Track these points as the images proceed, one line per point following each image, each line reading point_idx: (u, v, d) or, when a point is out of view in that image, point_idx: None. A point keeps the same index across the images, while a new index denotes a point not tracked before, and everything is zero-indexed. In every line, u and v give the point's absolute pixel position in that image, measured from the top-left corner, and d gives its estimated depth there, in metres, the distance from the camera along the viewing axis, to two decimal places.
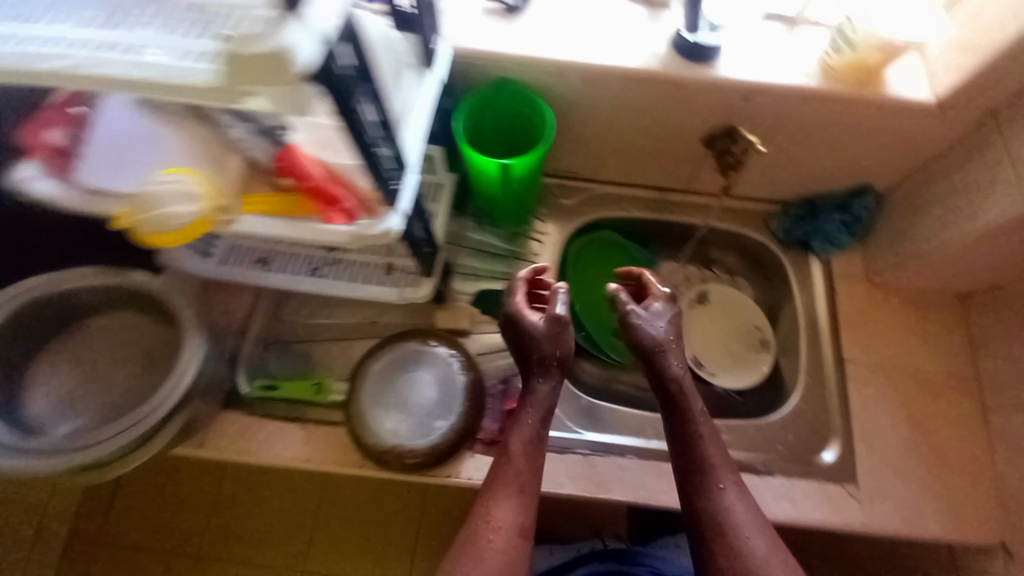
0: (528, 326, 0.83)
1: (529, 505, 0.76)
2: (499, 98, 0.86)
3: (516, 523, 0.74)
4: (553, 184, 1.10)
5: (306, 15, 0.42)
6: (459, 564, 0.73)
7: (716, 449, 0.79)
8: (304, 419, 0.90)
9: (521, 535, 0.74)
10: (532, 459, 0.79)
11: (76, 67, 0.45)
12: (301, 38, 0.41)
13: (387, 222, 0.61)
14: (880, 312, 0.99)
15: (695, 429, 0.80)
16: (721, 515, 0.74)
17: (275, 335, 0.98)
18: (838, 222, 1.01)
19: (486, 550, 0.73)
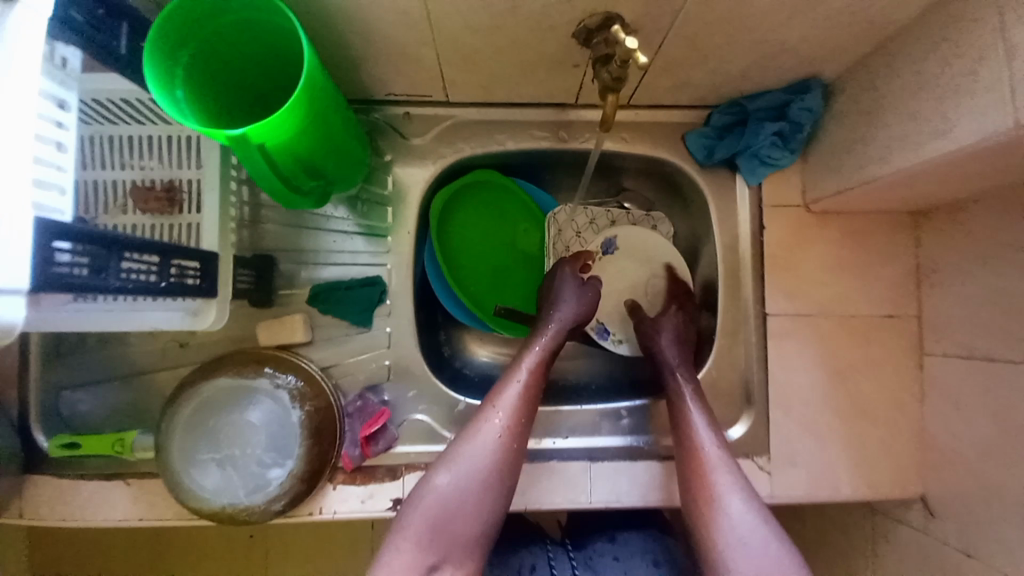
0: (562, 287, 0.79)
1: (532, 407, 0.70)
2: (221, 9, 0.52)
3: (517, 422, 0.67)
4: (394, 115, 0.79)
5: None
6: (450, 460, 0.65)
7: (705, 426, 0.71)
8: (126, 474, 0.75)
9: (519, 439, 0.67)
10: (525, 420, 0.69)
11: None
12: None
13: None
14: (814, 247, 0.80)
15: (684, 408, 0.73)
16: (707, 480, 0.66)
17: (62, 380, 0.77)
18: (772, 134, 0.76)
19: (481, 446, 0.65)
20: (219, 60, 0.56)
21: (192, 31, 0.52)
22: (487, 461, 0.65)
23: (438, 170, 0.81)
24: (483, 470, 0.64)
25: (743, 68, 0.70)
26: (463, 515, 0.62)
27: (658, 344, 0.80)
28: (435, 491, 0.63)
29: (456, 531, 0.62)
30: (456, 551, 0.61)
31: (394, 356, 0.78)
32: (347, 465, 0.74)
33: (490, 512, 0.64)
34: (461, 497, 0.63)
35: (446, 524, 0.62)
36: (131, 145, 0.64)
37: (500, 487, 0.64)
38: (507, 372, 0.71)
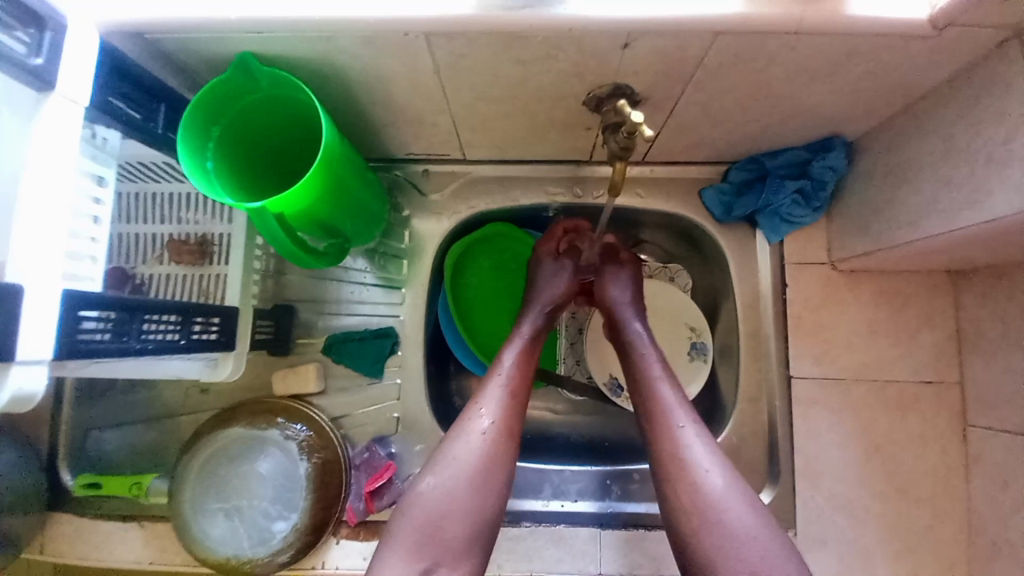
0: (541, 272, 0.75)
1: (522, 405, 0.64)
2: (250, 87, 0.56)
3: (506, 423, 0.62)
4: (416, 171, 0.82)
5: None
6: (436, 462, 0.60)
7: (672, 390, 0.63)
8: (141, 517, 0.77)
9: (510, 440, 0.61)
10: (517, 410, 0.64)
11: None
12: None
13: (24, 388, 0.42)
14: (840, 307, 0.77)
15: (647, 372, 0.65)
16: (675, 447, 0.59)
17: (91, 421, 0.81)
18: (793, 194, 0.75)
19: (468, 450, 0.60)
20: (247, 131, 0.60)
21: (223, 107, 0.56)
22: (476, 464, 0.59)
23: (453, 224, 0.83)
24: (470, 473, 0.59)
25: (759, 129, 0.69)
26: (453, 520, 0.57)
27: (609, 299, 0.74)
28: (422, 497, 0.58)
29: (446, 535, 0.56)
30: (449, 557, 0.56)
31: (403, 409, 0.78)
32: (351, 519, 0.73)
33: (482, 515, 0.58)
34: (448, 501, 0.57)
35: (437, 527, 0.56)
36: (171, 201, 0.68)
37: (495, 485, 0.59)
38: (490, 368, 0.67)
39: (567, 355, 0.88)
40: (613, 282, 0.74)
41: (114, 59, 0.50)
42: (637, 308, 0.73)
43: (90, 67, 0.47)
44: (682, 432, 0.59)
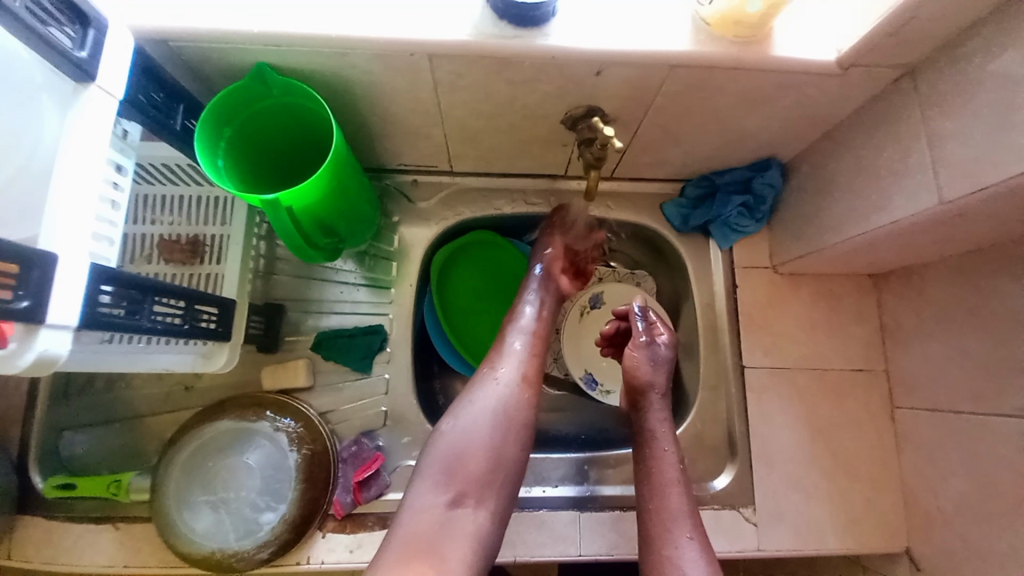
0: (542, 244, 0.87)
1: (539, 361, 0.71)
2: (264, 94, 0.62)
3: (527, 369, 0.69)
4: (405, 182, 0.88)
5: None
6: (458, 405, 0.65)
7: (682, 498, 0.67)
8: (114, 518, 0.75)
9: (530, 380, 0.68)
10: (531, 359, 0.70)
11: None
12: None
13: (27, 355, 0.42)
14: (783, 306, 0.87)
15: (667, 472, 0.69)
16: (671, 551, 0.63)
17: (66, 420, 0.80)
18: (739, 206, 0.86)
19: (489, 393, 0.65)
20: (256, 132, 0.65)
21: (236, 110, 0.61)
22: (497, 407, 0.64)
23: (440, 230, 0.89)
24: (492, 414, 0.64)
25: (710, 150, 0.80)
26: (476, 451, 0.61)
27: (639, 378, 0.76)
28: (446, 436, 0.63)
29: (469, 469, 0.60)
30: (474, 487, 0.60)
31: (391, 402, 0.81)
32: (339, 511, 0.75)
33: (506, 454, 0.62)
34: (471, 435, 0.62)
35: (462, 459, 0.61)
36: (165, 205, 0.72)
37: (514, 425, 0.64)
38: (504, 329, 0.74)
39: (547, 347, 0.95)
40: (643, 353, 0.77)
41: (146, 62, 0.55)
42: (663, 397, 0.76)
43: (124, 66, 0.51)
44: (678, 535, 0.64)
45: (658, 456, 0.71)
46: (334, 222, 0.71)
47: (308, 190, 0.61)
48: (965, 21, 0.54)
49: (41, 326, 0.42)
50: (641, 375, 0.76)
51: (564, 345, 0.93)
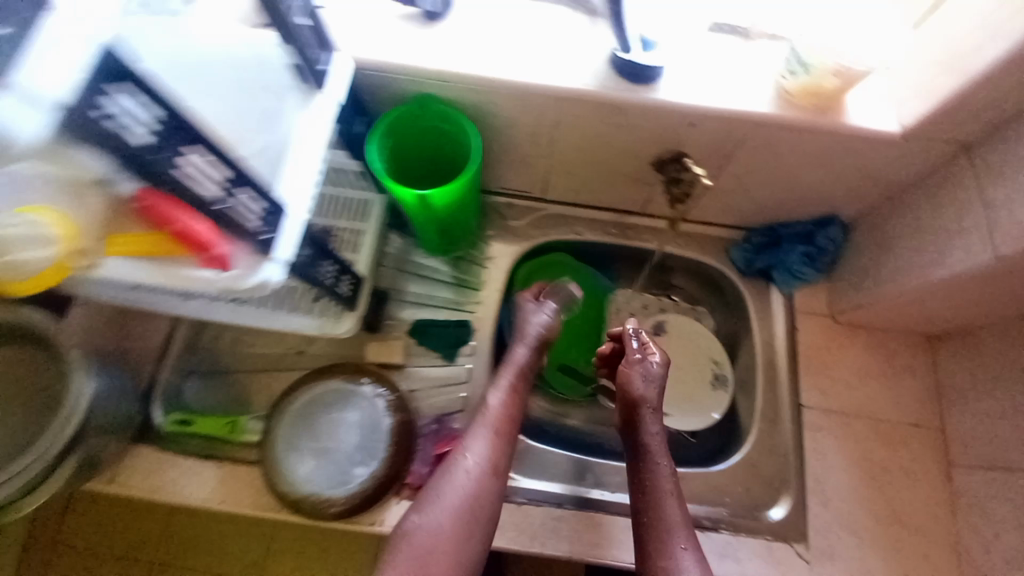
0: (524, 312, 0.88)
1: (506, 449, 0.76)
2: (421, 118, 0.77)
3: (501, 427, 0.76)
4: (501, 204, 1.02)
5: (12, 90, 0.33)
6: (425, 501, 0.71)
7: (678, 509, 0.70)
8: (221, 458, 0.84)
9: (504, 442, 0.76)
10: (496, 451, 0.74)
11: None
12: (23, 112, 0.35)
13: (257, 275, 0.54)
14: (840, 352, 0.93)
15: (664, 482, 0.72)
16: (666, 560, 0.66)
17: (192, 366, 0.92)
18: (800, 254, 0.94)
19: (454, 489, 0.71)
20: (406, 146, 0.81)
21: (399, 126, 0.77)
22: (464, 503, 0.70)
23: (527, 247, 1.02)
24: (456, 513, 0.70)
25: (778, 202, 0.91)
26: (441, 550, 0.68)
27: (634, 392, 0.78)
28: (414, 534, 0.69)
29: (432, 570, 0.67)
30: None
31: (470, 390, 0.90)
32: (416, 480, 0.81)
33: (480, 516, 0.70)
34: (435, 536, 0.68)
35: (426, 560, 0.67)
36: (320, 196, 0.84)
37: (477, 522, 0.70)
38: (477, 415, 0.78)
39: None
40: (637, 369, 0.79)
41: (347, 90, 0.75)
42: (655, 411, 0.77)
43: (347, 74, 0.65)
44: (676, 546, 0.67)
45: (655, 467, 0.73)
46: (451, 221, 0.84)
47: (457, 191, 0.74)
48: (1015, 109, 0.64)
49: (267, 258, 0.54)
50: (635, 391, 0.78)
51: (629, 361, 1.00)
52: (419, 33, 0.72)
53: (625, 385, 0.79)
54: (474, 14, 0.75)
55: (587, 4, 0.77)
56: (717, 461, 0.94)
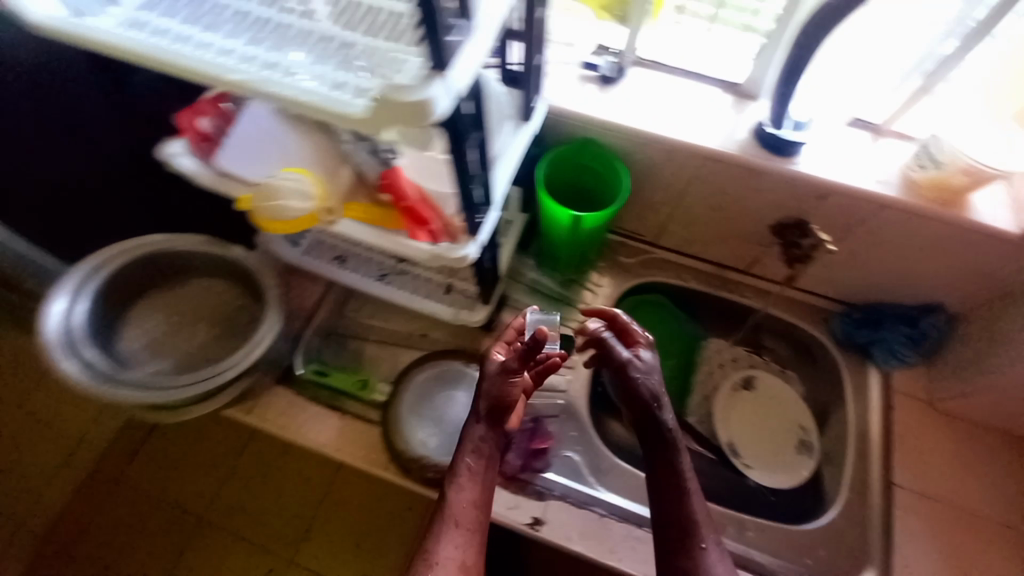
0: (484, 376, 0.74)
1: (480, 536, 0.67)
2: (578, 155, 0.91)
3: (474, 493, 0.69)
4: (615, 241, 1.13)
5: (450, 75, 0.41)
6: None
7: (699, 501, 0.69)
8: (344, 411, 0.94)
9: (479, 503, 0.68)
10: (474, 534, 0.66)
11: (234, 79, 0.50)
12: (444, 94, 0.40)
13: (467, 249, 0.68)
14: (935, 438, 0.94)
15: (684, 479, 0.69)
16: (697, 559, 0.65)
17: (334, 327, 1.05)
18: (903, 336, 0.97)
19: None
20: (559, 177, 0.94)
21: (559, 159, 0.91)
22: None
23: (633, 283, 1.12)
24: None
25: (885, 281, 0.97)
26: None
27: (642, 388, 0.72)
28: None
29: None
30: None
31: (567, 398, 0.99)
32: (509, 468, 0.89)
33: None
34: None
35: None
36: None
37: None
38: (448, 484, 0.70)
39: (699, 403, 1.07)
40: (638, 363, 0.73)
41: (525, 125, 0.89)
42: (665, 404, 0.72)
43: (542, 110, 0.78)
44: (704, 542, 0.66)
45: (671, 461, 0.70)
46: (580, 247, 0.95)
47: (604, 220, 0.86)
48: None
49: (473, 238, 0.68)
50: (647, 383, 0.72)
51: (717, 404, 1.05)
52: (597, 92, 0.88)
53: (625, 377, 0.73)
54: (642, 80, 0.90)
55: (736, 86, 0.90)
56: (797, 523, 0.94)
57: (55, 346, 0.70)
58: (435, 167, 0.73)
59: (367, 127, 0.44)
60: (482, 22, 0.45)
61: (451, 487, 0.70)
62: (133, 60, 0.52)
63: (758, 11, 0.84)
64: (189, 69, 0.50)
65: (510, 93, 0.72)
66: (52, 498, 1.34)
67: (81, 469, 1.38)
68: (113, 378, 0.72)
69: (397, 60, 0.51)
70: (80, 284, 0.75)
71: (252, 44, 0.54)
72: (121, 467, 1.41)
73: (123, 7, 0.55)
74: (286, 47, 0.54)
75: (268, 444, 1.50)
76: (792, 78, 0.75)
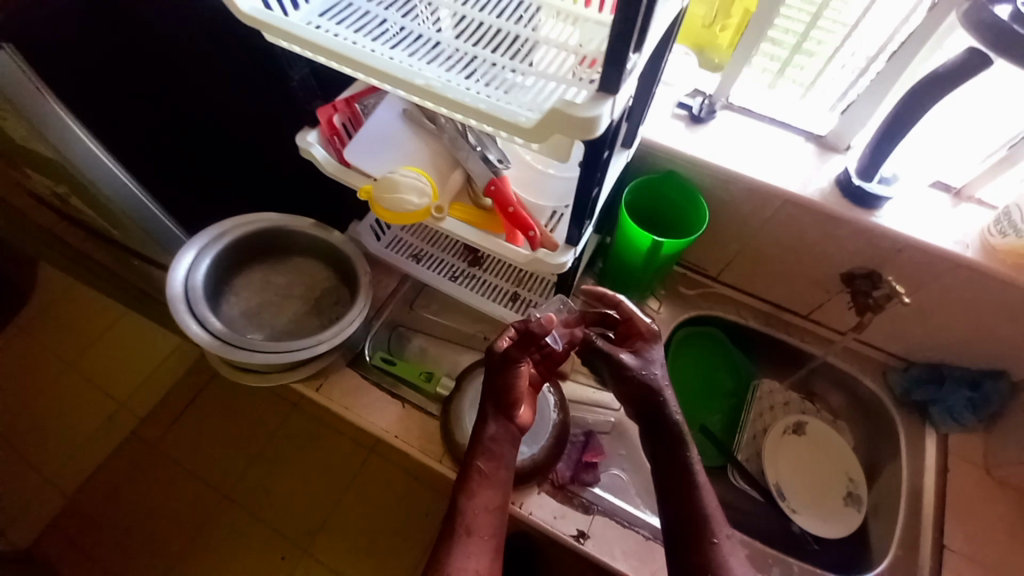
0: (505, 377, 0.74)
1: (496, 537, 0.69)
2: (660, 185, 0.96)
3: (487, 495, 0.70)
4: (677, 271, 1.16)
5: (618, 96, 0.47)
6: None
7: (711, 499, 0.67)
8: (404, 400, 0.98)
9: (494, 504, 0.70)
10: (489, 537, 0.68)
11: (400, 77, 0.57)
12: (607, 114, 0.47)
13: (567, 256, 0.73)
14: (993, 505, 0.92)
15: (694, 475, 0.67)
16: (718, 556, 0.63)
17: (402, 320, 1.09)
18: (965, 399, 0.97)
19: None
20: (638, 203, 0.99)
21: (642, 187, 0.96)
22: None
23: (691, 314, 1.14)
24: None
25: (950, 340, 0.97)
26: None
27: (653, 376, 0.71)
28: None
29: None
30: None
31: (618, 417, 1.01)
32: (559, 478, 0.91)
33: None
34: None
35: None
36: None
37: None
38: (463, 487, 0.71)
39: (748, 441, 1.09)
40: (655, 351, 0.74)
41: None
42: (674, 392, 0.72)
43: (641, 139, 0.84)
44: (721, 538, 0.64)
45: (681, 456, 0.68)
46: (650, 273, 0.99)
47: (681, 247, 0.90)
48: None
49: (573, 248, 0.73)
50: (651, 373, 0.71)
51: (766, 443, 1.06)
52: (685, 130, 0.94)
53: (629, 367, 0.71)
54: (729, 123, 0.95)
55: (820, 136, 0.94)
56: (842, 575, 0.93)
57: (180, 306, 0.78)
58: (536, 178, 0.80)
59: (532, 135, 0.50)
60: (643, 57, 0.50)
61: (466, 490, 0.70)
62: (311, 52, 0.58)
63: (819, 72, 0.91)
64: (364, 65, 0.57)
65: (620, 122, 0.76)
66: (120, 434, 1.57)
67: (137, 419, 1.59)
68: (220, 336, 0.78)
69: (536, 85, 0.58)
70: (204, 245, 0.84)
71: (412, 56, 0.61)
72: (172, 424, 1.60)
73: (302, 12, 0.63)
74: (439, 61, 0.61)
75: (313, 419, 1.59)
76: (890, 136, 0.78)
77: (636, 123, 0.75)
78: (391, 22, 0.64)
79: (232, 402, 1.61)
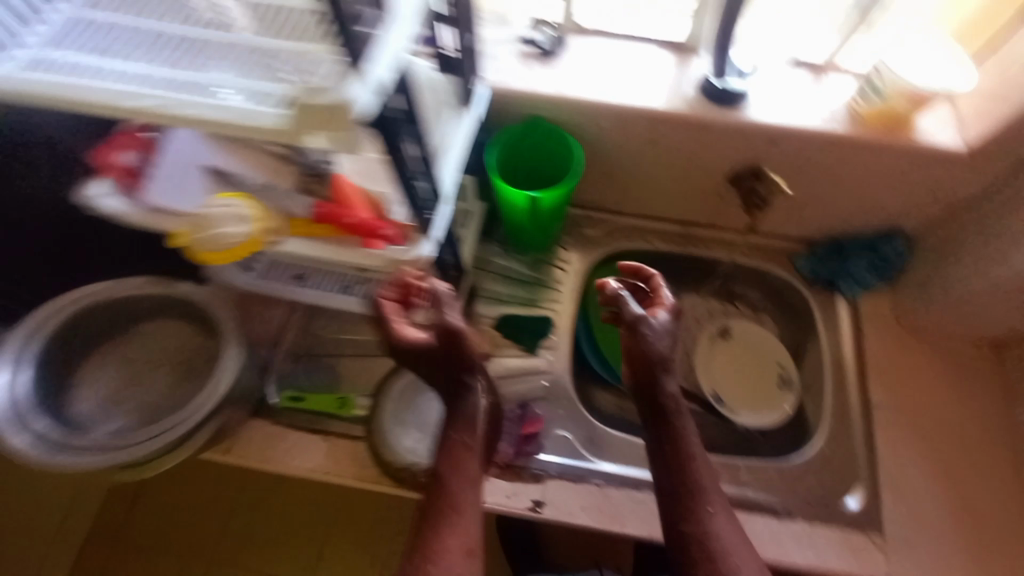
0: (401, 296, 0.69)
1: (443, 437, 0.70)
2: (529, 134, 0.89)
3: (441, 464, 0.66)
4: (577, 215, 1.13)
5: (365, 71, 0.45)
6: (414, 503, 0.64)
7: (706, 467, 0.68)
8: (326, 432, 0.93)
9: (450, 474, 0.65)
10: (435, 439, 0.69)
11: (162, 103, 0.48)
12: (361, 92, 0.44)
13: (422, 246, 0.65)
14: (908, 357, 0.97)
15: (688, 449, 0.69)
16: (705, 530, 0.64)
17: (305, 348, 1.02)
18: (866, 264, 1.00)
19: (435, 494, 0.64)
20: (511, 158, 0.91)
21: (508, 142, 0.88)
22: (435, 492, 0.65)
23: (601, 253, 1.11)
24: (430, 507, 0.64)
25: (843, 213, 0.98)
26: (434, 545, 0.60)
27: (658, 350, 0.72)
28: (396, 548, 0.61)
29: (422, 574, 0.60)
30: None
31: (551, 378, 0.98)
32: (502, 458, 0.89)
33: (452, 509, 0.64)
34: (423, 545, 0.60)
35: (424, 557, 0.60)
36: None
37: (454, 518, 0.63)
38: None
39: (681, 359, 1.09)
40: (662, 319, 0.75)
41: None
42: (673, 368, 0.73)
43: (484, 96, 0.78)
44: (705, 515, 0.65)
45: (670, 428, 0.70)
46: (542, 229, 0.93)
47: (562, 195, 0.85)
48: None
49: (426, 236, 0.65)
50: (653, 344, 0.72)
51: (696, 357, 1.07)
52: (536, 68, 0.85)
53: (643, 340, 0.72)
54: (579, 49, 0.88)
55: (676, 43, 0.89)
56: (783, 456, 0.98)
57: (5, 422, 0.68)
58: (376, 167, 0.71)
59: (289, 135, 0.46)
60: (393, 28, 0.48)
61: None
62: (44, 100, 0.48)
63: None
64: (107, 96, 0.47)
65: (449, 77, 0.70)
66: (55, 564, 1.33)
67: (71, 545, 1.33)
68: (63, 443, 0.70)
69: (325, 69, 0.52)
70: (20, 348, 0.73)
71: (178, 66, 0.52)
72: (110, 533, 1.38)
73: (27, 48, 0.52)
74: (218, 62, 0.53)
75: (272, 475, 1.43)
76: (729, 28, 0.79)
77: (463, 81, 0.71)
78: (153, 30, 0.54)
79: (156, 478, 1.41)
